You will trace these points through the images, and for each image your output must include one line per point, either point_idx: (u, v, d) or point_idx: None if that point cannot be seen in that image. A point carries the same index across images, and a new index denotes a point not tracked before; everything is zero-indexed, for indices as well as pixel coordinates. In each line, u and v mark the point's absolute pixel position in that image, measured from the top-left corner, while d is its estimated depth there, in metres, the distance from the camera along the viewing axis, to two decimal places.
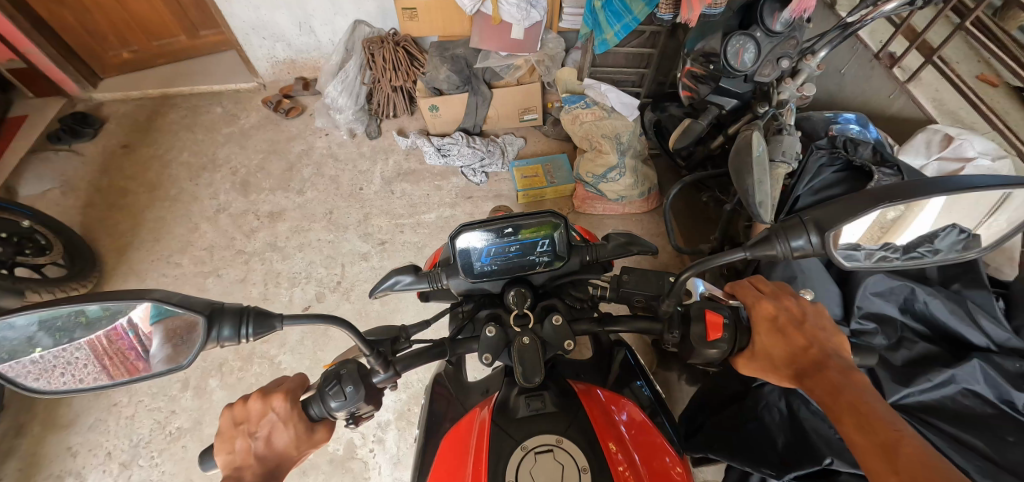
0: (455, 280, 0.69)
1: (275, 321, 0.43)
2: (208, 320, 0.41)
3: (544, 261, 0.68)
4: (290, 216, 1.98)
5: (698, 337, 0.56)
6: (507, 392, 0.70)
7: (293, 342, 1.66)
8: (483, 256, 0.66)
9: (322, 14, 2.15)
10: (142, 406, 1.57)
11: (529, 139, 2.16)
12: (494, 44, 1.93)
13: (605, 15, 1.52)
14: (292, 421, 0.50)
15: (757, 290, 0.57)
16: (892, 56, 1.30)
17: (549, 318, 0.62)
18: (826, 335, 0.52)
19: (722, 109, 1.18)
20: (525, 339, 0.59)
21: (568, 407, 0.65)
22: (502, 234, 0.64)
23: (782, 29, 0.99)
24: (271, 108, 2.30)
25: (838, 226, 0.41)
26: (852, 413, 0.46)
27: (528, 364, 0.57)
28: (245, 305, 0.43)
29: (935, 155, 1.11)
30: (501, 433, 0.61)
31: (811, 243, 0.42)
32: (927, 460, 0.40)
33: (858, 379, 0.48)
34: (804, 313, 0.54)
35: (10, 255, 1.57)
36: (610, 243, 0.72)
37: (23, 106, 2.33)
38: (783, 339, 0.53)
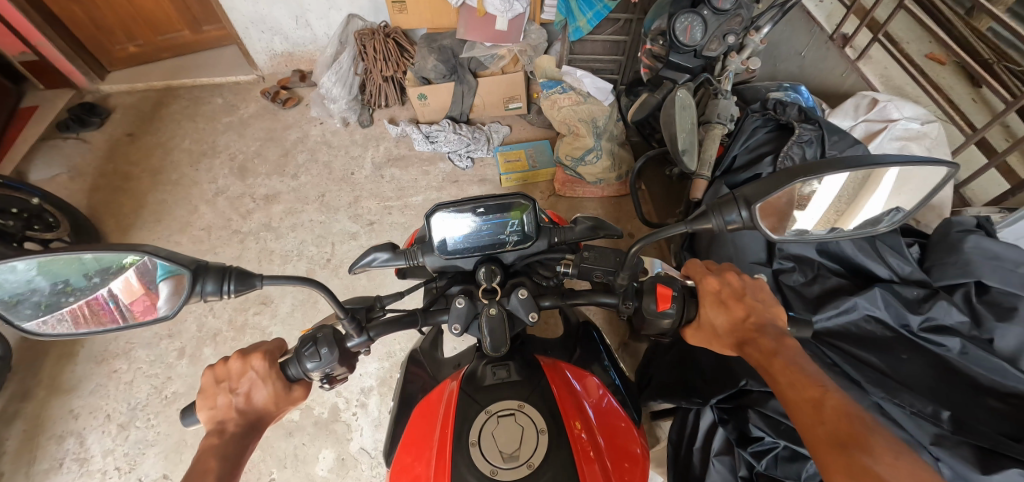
0: (430, 257, 0.70)
1: (254, 280, 0.47)
2: (193, 276, 0.46)
3: (514, 240, 0.68)
4: (284, 198, 2.08)
5: (650, 310, 0.60)
6: (476, 364, 0.73)
7: (284, 313, 1.76)
8: (457, 237, 0.65)
9: (318, 8, 2.26)
10: (141, 372, 1.67)
11: (515, 128, 2.26)
12: (479, 35, 2.01)
13: (577, 3, 1.70)
14: (269, 379, 0.54)
15: (705, 268, 0.61)
16: (845, 37, 1.41)
17: (515, 292, 0.65)
18: (765, 306, 0.55)
19: (676, 81, 1.28)
20: (493, 309, 0.63)
21: (533, 376, 0.68)
22: (475, 213, 0.63)
23: (726, 8, 1.11)
24: (269, 98, 2.40)
25: (763, 200, 0.44)
26: (784, 372, 0.47)
27: (496, 336, 0.63)
28: (227, 265, 0.46)
29: (862, 116, 1.20)
30: (466, 398, 0.63)
31: (742, 218, 0.44)
32: (848, 409, 0.41)
33: (791, 343, 0.50)
34: (743, 287, 0.57)
35: (20, 230, 1.67)
36: (578, 226, 0.74)
37: (34, 98, 2.46)
38: (725, 310, 0.57)
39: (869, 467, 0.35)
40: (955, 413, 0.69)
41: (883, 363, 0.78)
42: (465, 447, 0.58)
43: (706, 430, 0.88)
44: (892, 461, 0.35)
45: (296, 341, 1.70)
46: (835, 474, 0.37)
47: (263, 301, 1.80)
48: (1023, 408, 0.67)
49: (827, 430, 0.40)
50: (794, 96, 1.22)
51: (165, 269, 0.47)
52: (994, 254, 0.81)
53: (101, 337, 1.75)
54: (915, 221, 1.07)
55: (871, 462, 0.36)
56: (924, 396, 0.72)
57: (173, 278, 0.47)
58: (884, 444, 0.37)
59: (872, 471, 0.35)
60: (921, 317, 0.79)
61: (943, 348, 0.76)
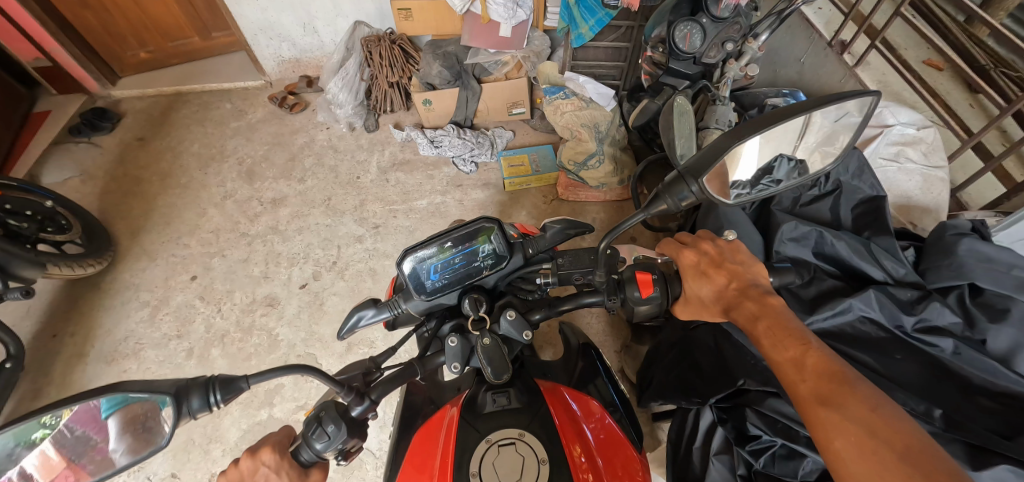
0: (412, 302, 0.76)
1: (240, 383, 0.45)
2: (176, 399, 0.43)
3: (489, 264, 0.75)
4: (291, 202, 2.11)
5: (634, 298, 0.62)
6: (477, 388, 0.76)
7: (291, 315, 1.79)
8: (432, 274, 0.70)
9: (325, 15, 2.30)
10: (150, 372, 1.70)
11: (518, 132, 2.29)
12: (483, 41, 2.06)
13: (580, 11, 1.68)
14: (283, 468, 0.52)
15: (681, 242, 0.69)
16: (843, 44, 1.44)
17: (504, 316, 0.71)
18: (744, 269, 0.63)
19: (676, 88, 1.32)
20: (486, 339, 0.67)
21: (533, 404, 0.71)
22: (444, 250, 0.68)
23: (726, 15, 1.14)
24: (277, 103, 2.45)
25: (708, 173, 0.49)
26: (769, 334, 0.57)
27: (495, 364, 0.66)
28: (207, 377, 0.45)
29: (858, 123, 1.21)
30: (467, 426, 0.67)
31: (693, 191, 0.49)
32: (826, 364, 0.52)
33: (769, 302, 0.60)
34: (721, 254, 0.65)
35: (34, 231, 1.70)
36: (550, 232, 0.80)
37: (47, 103, 2.52)
38: (708, 280, 0.64)
39: (839, 417, 0.46)
40: (946, 411, 0.71)
41: (877, 363, 0.78)
42: (464, 475, 0.61)
43: (705, 431, 0.90)
44: (856, 408, 0.46)
45: (302, 342, 1.72)
46: (816, 424, 0.48)
47: (270, 303, 1.82)
48: (1015, 407, 0.68)
49: (807, 383, 0.51)
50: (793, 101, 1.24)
51: (123, 400, 0.43)
52: (987, 256, 0.82)
53: (111, 337, 1.78)
54: (911, 224, 1.08)
55: (840, 412, 0.47)
56: (914, 393, 0.74)
57: (141, 405, 0.44)
58: (856, 391, 0.48)
59: (840, 420, 0.46)
60: (915, 318, 0.79)
61: (937, 348, 0.77)
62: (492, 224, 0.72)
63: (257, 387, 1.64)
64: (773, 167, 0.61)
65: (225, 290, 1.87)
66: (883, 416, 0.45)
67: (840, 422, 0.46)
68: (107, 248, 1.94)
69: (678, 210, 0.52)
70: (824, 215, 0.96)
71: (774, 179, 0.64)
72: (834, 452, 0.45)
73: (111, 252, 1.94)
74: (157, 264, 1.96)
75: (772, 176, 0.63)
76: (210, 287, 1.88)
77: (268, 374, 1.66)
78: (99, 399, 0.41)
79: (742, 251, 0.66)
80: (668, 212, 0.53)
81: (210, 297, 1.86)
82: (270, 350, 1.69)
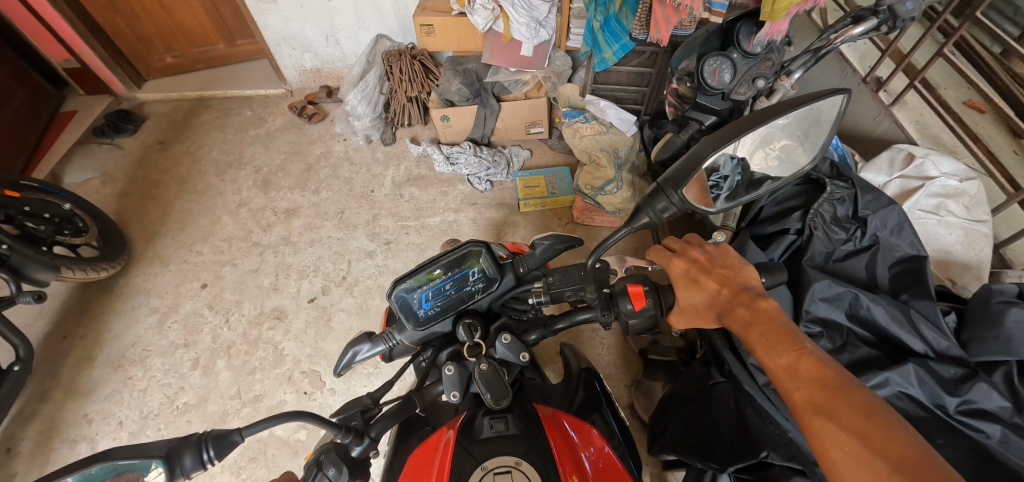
0: (405, 334, 0.79)
1: (235, 436, 0.44)
2: (169, 461, 0.41)
3: (480, 288, 0.78)
4: (304, 213, 2.10)
5: (626, 310, 0.63)
6: (475, 412, 0.76)
7: (297, 330, 1.77)
8: (424, 303, 0.73)
9: (348, 28, 2.32)
10: (155, 381, 1.69)
11: (535, 152, 2.26)
12: (504, 60, 2.05)
13: (604, 36, 1.61)
14: None
15: (670, 251, 0.67)
16: (879, 80, 1.39)
17: (500, 339, 0.72)
18: (735, 273, 0.62)
19: (702, 124, 1.25)
20: (483, 365, 0.66)
21: (530, 429, 0.70)
22: (433, 277, 0.73)
23: (758, 50, 1.10)
24: (296, 112, 2.47)
25: (685, 184, 0.57)
26: (763, 341, 0.56)
27: (495, 389, 0.64)
28: (201, 433, 0.43)
29: (897, 172, 1.14)
30: (462, 451, 0.66)
31: (673, 203, 0.58)
32: (821, 373, 0.51)
33: (763, 306, 0.58)
34: (710, 259, 0.64)
35: (51, 234, 1.72)
36: (538, 249, 0.84)
37: (75, 103, 2.57)
38: (700, 288, 0.63)
39: (835, 430, 0.46)
40: None
41: None
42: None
43: None
44: (852, 420, 0.46)
45: (308, 358, 1.70)
46: (813, 436, 0.48)
47: (278, 316, 1.81)
48: None
49: (804, 394, 0.50)
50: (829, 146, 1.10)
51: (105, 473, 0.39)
52: None
53: (119, 343, 1.78)
54: (950, 282, 1.02)
55: (838, 426, 0.46)
56: None
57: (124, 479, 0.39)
58: (852, 403, 0.47)
59: (835, 434, 0.46)
60: (958, 400, 0.69)
61: (982, 434, 0.67)
62: (479, 249, 0.77)
63: (259, 403, 1.62)
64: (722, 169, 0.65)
65: (234, 300, 1.86)
66: (882, 429, 0.45)
67: (839, 437, 0.46)
68: (121, 251, 1.95)
69: (661, 221, 0.60)
70: (859, 273, 0.86)
71: (721, 178, 0.67)
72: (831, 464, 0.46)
73: (124, 255, 1.96)
74: (169, 270, 1.96)
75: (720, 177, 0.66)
76: (219, 296, 1.88)
77: (272, 389, 1.65)
78: (85, 470, 0.37)
79: (733, 250, 0.65)
80: (651, 223, 0.60)
81: (219, 306, 1.85)
82: (274, 365, 1.67)
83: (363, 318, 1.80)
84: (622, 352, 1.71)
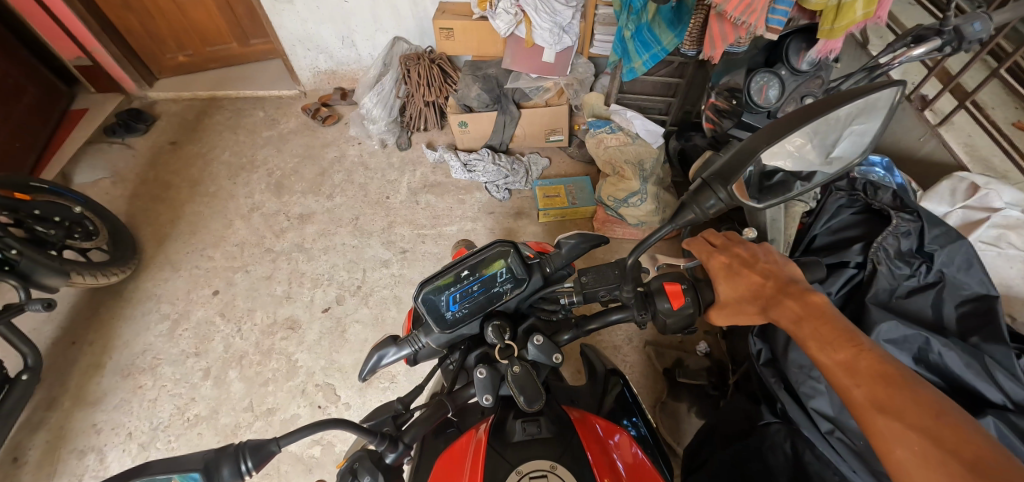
0: (431, 337, 0.72)
1: (272, 445, 0.41)
2: (207, 475, 0.37)
3: (509, 288, 0.72)
4: (318, 219, 2.06)
5: (664, 308, 0.64)
6: (504, 415, 0.70)
7: (311, 341, 1.72)
8: (452, 305, 0.68)
9: (364, 30, 2.27)
10: (165, 391, 1.65)
11: (554, 160, 2.21)
12: (525, 66, 2.02)
13: (634, 45, 1.55)
14: None
15: (709, 245, 0.63)
16: (924, 99, 1.35)
17: (531, 341, 0.68)
18: (781, 268, 0.58)
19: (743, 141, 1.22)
20: (517, 367, 0.63)
21: (563, 432, 0.65)
22: (459, 278, 0.67)
23: (808, 68, 1.06)
24: (310, 115, 2.42)
25: (735, 180, 0.52)
26: (817, 336, 0.52)
27: (528, 391, 0.61)
28: (235, 445, 0.40)
29: (961, 203, 1.12)
30: (496, 454, 0.61)
31: (721, 199, 0.53)
32: (884, 369, 0.47)
33: (815, 300, 0.54)
34: (754, 255, 0.60)
35: (61, 238, 1.68)
36: (564, 248, 0.80)
37: (85, 100, 2.54)
38: (743, 282, 0.59)
39: (901, 429, 0.42)
40: None
41: None
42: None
43: None
44: (918, 418, 0.42)
45: (322, 371, 1.66)
46: (876, 437, 0.44)
47: (291, 326, 1.77)
48: None
49: (866, 393, 0.46)
50: (880, 174, 1.05)
51: None
52: None
53: (129, 350, 1.74)
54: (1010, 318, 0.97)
55: (906, 426, 0.42)
56: None
57: None
58: (916, 400, 0.44)
59: (902, 432, 0.42)
60: None
61: None
62: (506, 247, 0.71)
63: (272, 416, 1.58)
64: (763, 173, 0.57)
65: (246, 308, 1.82)
66: (952, 429, 0.41)
67: (907, 437, 0.42)
68: (132, 255, 1.91)
69: (707, 219, 0.55)
70: (925, 312, 0.80)
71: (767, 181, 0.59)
72: (899, 467, 0.42)
73: (135, 259, 1.92)
74: (180, 275, 1.92)
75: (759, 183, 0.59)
76: (231, 303, 1.83)
77: (285, 402, 1.60)
78: None
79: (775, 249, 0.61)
80: (696, 221, 0.56)
81: (231, 315, 1.81)
82: (288, 377, 1.63)
83: (379, 330, 1.75)
84: (646, 371, 1.66)
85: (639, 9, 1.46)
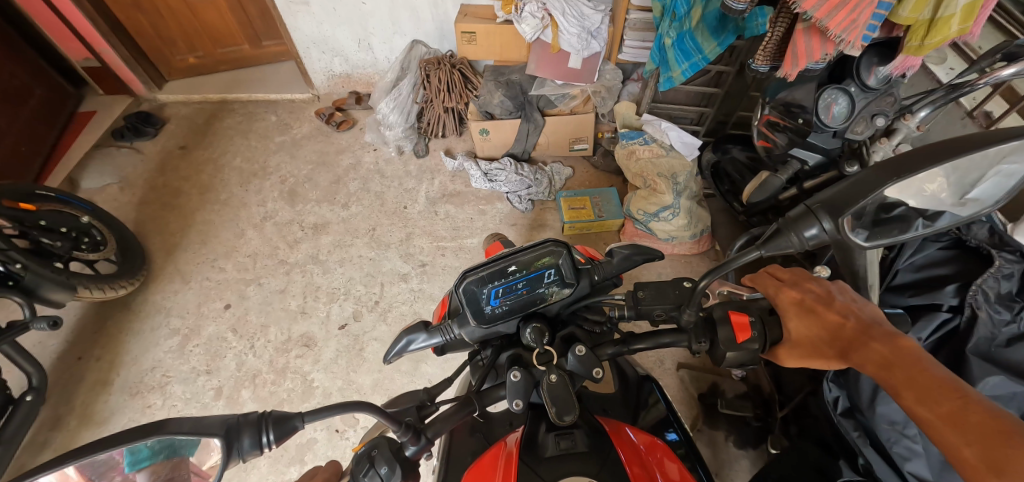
0: (466, 329, 0.65)
1: (294, 422, 0.41)
2: (226, 441, 0.39)
3: (553, 290, 0.64)
4: (334, 229, 1.98)
5: (725, 341, 0.52)
6: (535, 425, 0.65)
7: (327, 360, 1.65)
8: (493, 301, 0.60)
9: (382, 33, 2.19)
10: (175, 411, 1.57)
11: (577, 169, 2.12)
12: (550, 71, 1.93)
13: (673, 53, 1.47)
14: None
15: (774, 279, 0.54)
16: (987, 116, 1.27)
17: (571, 349, 0.57)
18: (860, 306, 0.48)
19: (805, 164, 1.15)
20: (553, 375, 0.51)
21: (600, 446, 0.61)
22: (505, 273, 0.59)
23: (878, 85, 0.96)
24: (323, 119, 2.34)
25: (852, 211, 0.41)
26: (908, 384, 0.41)
27: (561, 401, 0.49)
28: (262, 413, 0.40)
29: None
30: (528, 471, 0.57)
31: (826, 231, 0.42)
32: (1003, 426, 0.36)
33: (908, 343, 0.43)
34: (830, 291, 0.50)
35: (68, 250, 1.61)
36: (615, 258, 0.71)
37: (93, 103, 2.47)
38: (817, 321, 0.49)
39: None
40: None
41: None
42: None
43: None
44: None
45: (339, 392, 1.58)
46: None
47: (307, 343, 1.69)
48: None
49: (980, 454, 0.36)
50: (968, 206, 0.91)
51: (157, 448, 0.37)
52: None
53: (136, 367, 1.66)
54: None
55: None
56: None
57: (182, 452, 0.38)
58: None
59: None
60: None
61: None
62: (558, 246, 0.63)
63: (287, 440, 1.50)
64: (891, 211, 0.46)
65: (260, 324, 1.74)
66: None
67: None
68: (141, 265, 1.84)
69: (804, 251, 0.43)
70: None
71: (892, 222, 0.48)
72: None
73: (144, 270, 1.84)
74: (190, 288, 1.84)
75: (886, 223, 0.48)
76: (243, 318, 1.76)
77: None
78: (142, 440, 0.36)
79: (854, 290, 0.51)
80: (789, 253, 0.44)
81: (243, 331, 1.73)
82: (304, 398, 1.55)
83: None
84: (680, 397, 1.57)
85: (682, 15, 1.40)
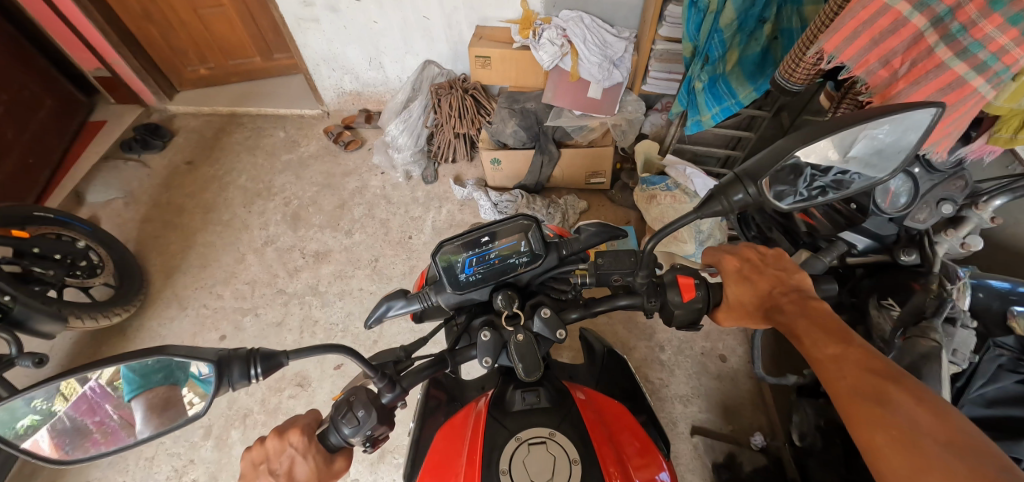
0: (443, 295, 0.60)
1: (281, 358, 0.44)
2: (218, 368, 0.43)
3: (525, 263, 0.59)
4: (335, 258, 1.91)
5: (673, 303, 0.57)
6: (503, 386, 0.67)
7: (320, 402, 1.58)
8: (467, 269, 0.56)
9: (393, 52, 2.10)
10: (163, 449, 1.52)
11: (592, 203, 2.00)
12: (568, 101, 1.80)
13: (704, 98, 1.34)
14: (310, 452, 0.48)
15: (715, 249, 0.60)
16: None
17: (537, 311, 0.57)
18: (788, 274, 0.54)
19: (851, 249, 0.88)
20: (520, 335, 0.55)
21: (563, 403, 0.62)
22: (478, 244, 0.55)
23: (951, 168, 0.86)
24: (332, 138, 2.27)
25: (766, 176, 0.45)
26: (809, 331, 0.47)
27: (527, 361, 0.53)
28: (251, 349, 0.44)
29: None
30: (495, 423, 0.58)
31: (749, 196, 0.45)
32: (872, 362, 0.42)
33: (816, 304, 0.50)
34: (764, 259, 0.56)
35: (61, 276, 1.56)
36: (583, 233, 0.62)
37: (104, 112, 2.45)
38: (749, 286, 0.55)
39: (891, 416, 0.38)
40: None
41: None
42: (494, 474, 0.53)
43: None
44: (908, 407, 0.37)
45: None
46: (856, 426, 0.39)
47: (300, 383, 1.62)
48: None
49: (853, 383, 0.41)
50: None
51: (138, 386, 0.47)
52: None
53: None
54: None
55: (891, 416, 0.38)
56: None
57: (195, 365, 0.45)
58: (903, 391, 0.38)
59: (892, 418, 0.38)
60: None
61: None
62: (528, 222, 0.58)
63: None
64: (810, 173, 0.48)
65: None
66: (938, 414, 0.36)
67: (892, 428, 0.37)
68: (138, 289, 1.79)
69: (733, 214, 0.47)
70: None
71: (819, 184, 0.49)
72: (874, 453, 0.38)
73: (142, 293, 1.80)
74: (186, 315, 1.79)
75: (812, 185, 0.49)
76: None
77: None
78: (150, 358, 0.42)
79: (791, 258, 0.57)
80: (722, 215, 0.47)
81: None
82: None
83: None
84: (693, 466, 1.45)
85: (716, 59, 1.27)
